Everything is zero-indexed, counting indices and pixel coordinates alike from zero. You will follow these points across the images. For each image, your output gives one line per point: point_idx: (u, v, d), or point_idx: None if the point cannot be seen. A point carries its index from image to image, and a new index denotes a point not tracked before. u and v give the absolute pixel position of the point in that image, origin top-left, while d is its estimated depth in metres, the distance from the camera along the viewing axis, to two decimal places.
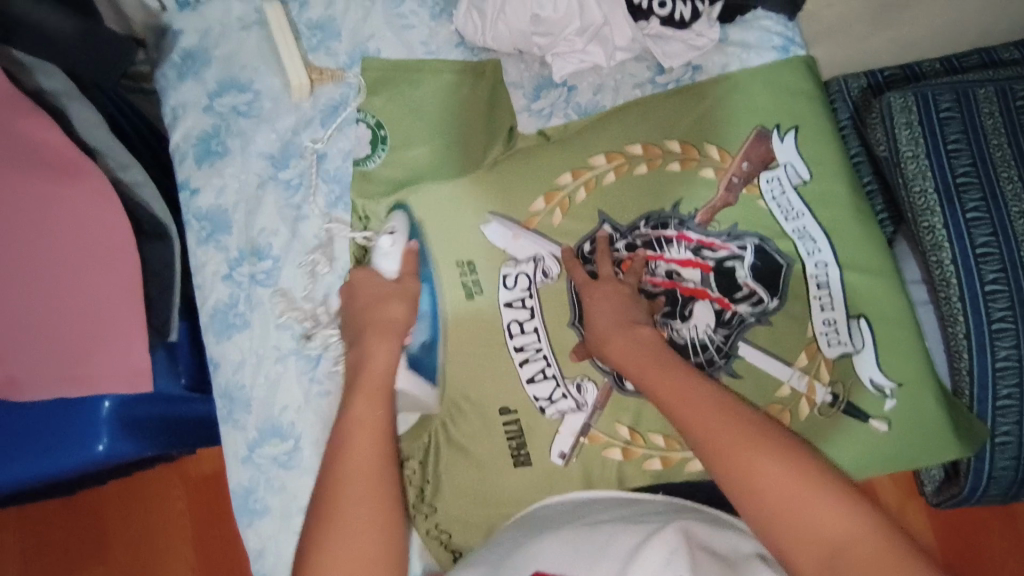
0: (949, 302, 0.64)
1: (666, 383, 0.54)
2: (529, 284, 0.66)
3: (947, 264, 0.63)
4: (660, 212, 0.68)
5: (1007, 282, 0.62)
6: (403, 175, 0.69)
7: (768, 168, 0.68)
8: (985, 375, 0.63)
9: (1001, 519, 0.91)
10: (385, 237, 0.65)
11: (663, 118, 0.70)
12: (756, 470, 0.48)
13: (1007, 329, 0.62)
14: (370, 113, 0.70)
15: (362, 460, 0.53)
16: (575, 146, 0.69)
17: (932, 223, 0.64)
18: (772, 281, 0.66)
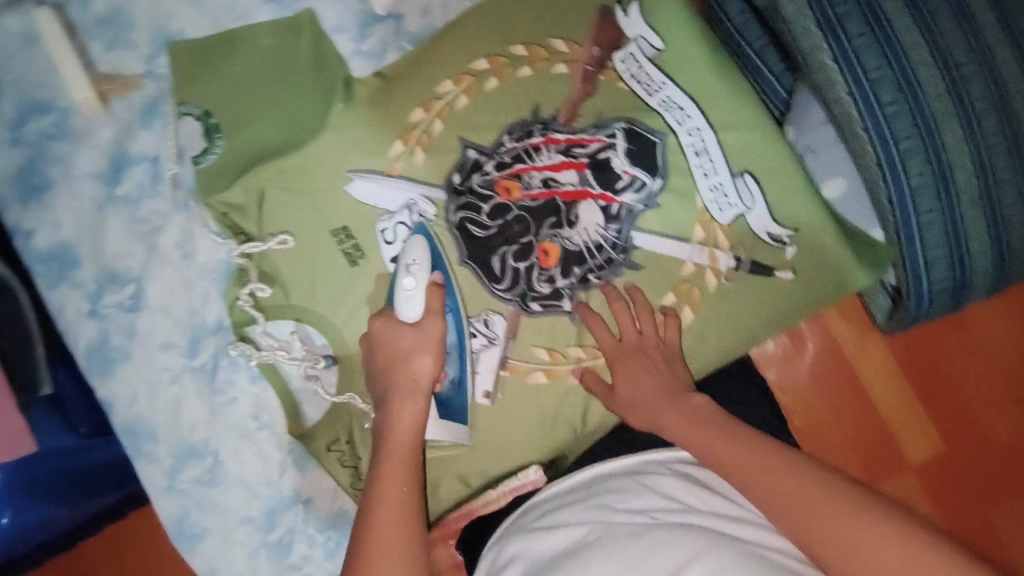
0: (856, 136, 0.63)
1: (696, 432, 0.58)
2: (409, 233, 0.63)
3: (845, 99, 0.63)
4: (523, 120, 0.65)
5: (906, 100, 0.62)
6: (247, 159, 0.63)
7: (619, 47, 0.65)
8: (905, 197, 0.62)
9: (955, 333, 0.96)
10: (407, 277, 0.60)
11: (501, 25, 0.66)
12: (791, 490, 0.52)
13: (913, 148, 0.62)
14: (195, 104, 0.64)
15: (396, 503, 0.55)
16: (418, 79, 0.65)
17: (822, 61, 0.63)
18: (650, 162, 0.63)
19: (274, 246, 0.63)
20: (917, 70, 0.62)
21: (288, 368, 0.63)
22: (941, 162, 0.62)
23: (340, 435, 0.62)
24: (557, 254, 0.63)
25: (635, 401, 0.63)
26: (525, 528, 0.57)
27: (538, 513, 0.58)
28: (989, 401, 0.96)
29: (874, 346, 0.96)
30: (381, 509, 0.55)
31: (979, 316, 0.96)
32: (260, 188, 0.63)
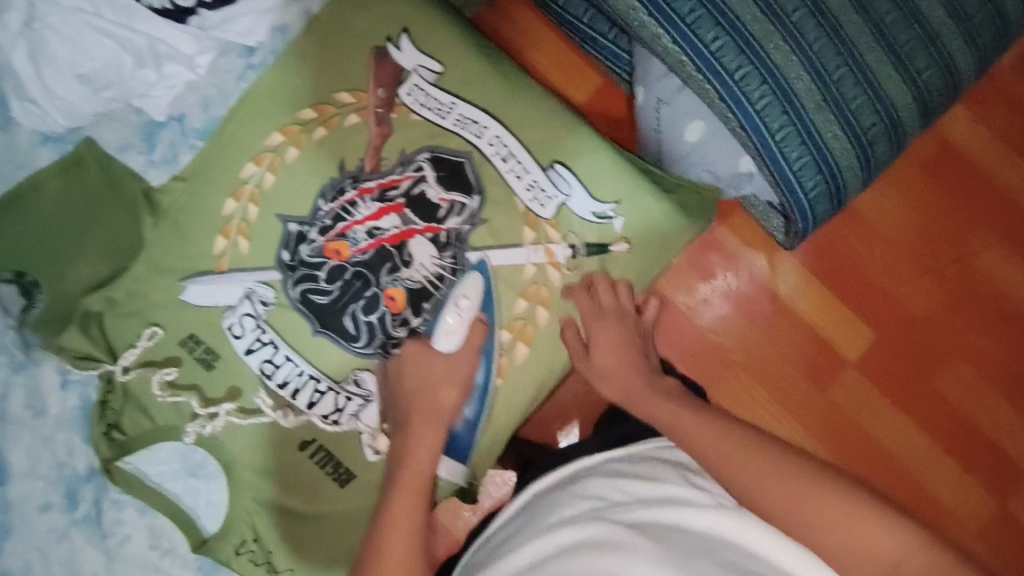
0: (693, 77, 0.77)
1: (708, 442, 0.56)
2: (255, 321, 0.63)
3: (673, 48, 0.75)
4: (332, 180, 0.65)
5: (728, 34, 0.75)
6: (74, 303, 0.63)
7: (401, 83, 0.66)
8: (754, 116, 0.76)
9: (855, 228, 0.97)
10: (450, 313, 0.63)
11: (283, 93, 0.65)
12: (775, 481, 0.52)
13: (748, 74, 0.75)
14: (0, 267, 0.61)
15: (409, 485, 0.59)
16: (217, 170, 0.64)
17: (644, 22, 0.76)
18: (463, 183, 0.65)
19: (144, 342, 0.63)
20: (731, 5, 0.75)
21: (172, 487, 0.63)
22: (777, 76, 0.76)
23: (245, 536, 0.62)
24: (402, 296, 0.64)
25: (612, 372, 0.66)
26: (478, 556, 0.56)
27: (487, 544, 0.57)
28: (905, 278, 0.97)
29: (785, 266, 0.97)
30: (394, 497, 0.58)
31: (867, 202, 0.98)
32: (93, 324, 0.62)
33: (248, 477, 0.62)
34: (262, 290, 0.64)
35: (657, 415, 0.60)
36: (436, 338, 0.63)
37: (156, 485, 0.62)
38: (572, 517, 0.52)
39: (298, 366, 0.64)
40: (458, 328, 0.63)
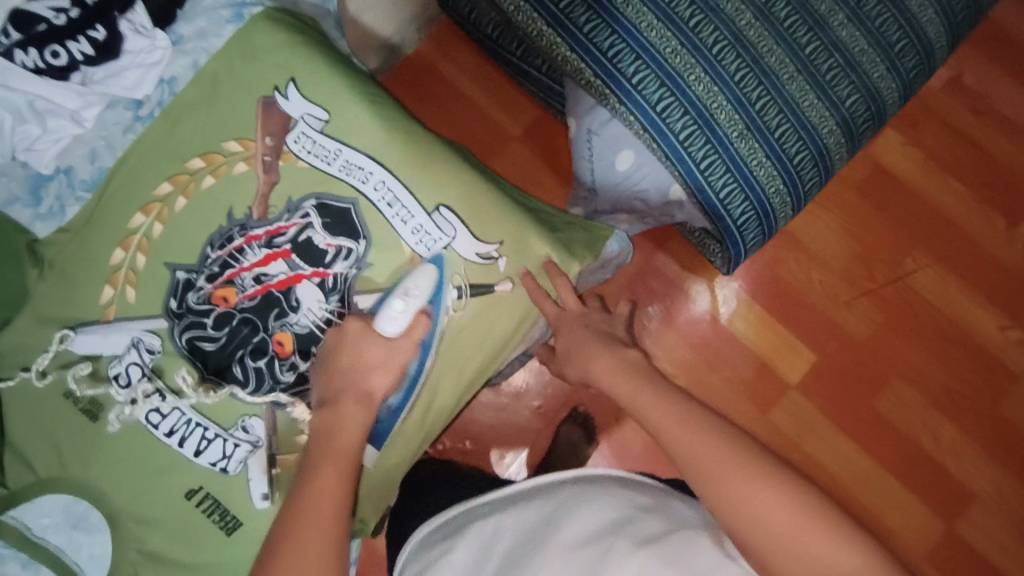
0: None
1: (689, 442, 0.55)
2: (141, 370, 0.64)
3: None
4: (220, 228, 0.66)
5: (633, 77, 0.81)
6: None
7: (289, 131, 0.67)
8: None
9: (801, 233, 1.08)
10: (398, 301, 0.62)
11: (170, 145, 0.67)
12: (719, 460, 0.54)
13: None
14: None
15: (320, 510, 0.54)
16: (108, 221, 0.66)
17: None
18: (349, 228, 0.66)
19: (58, 345, 0.64)
20: None
21: (54, 540, 0.62)
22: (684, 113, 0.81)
23: None
24: (290, 341, 0.65)
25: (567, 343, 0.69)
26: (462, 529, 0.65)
27: (472, 518, 0.65)
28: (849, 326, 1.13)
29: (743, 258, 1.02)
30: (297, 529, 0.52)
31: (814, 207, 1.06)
32: None
33: (132, 527, 0.63)
34: (149, 337, 0.65)
35: (651, 407, 0.60)
36: (378, 321, 0.62)
37: (38, 537, 0.62)
38: (569, 505, 0.62)
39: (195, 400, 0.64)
40: (406, 315, 0.62)
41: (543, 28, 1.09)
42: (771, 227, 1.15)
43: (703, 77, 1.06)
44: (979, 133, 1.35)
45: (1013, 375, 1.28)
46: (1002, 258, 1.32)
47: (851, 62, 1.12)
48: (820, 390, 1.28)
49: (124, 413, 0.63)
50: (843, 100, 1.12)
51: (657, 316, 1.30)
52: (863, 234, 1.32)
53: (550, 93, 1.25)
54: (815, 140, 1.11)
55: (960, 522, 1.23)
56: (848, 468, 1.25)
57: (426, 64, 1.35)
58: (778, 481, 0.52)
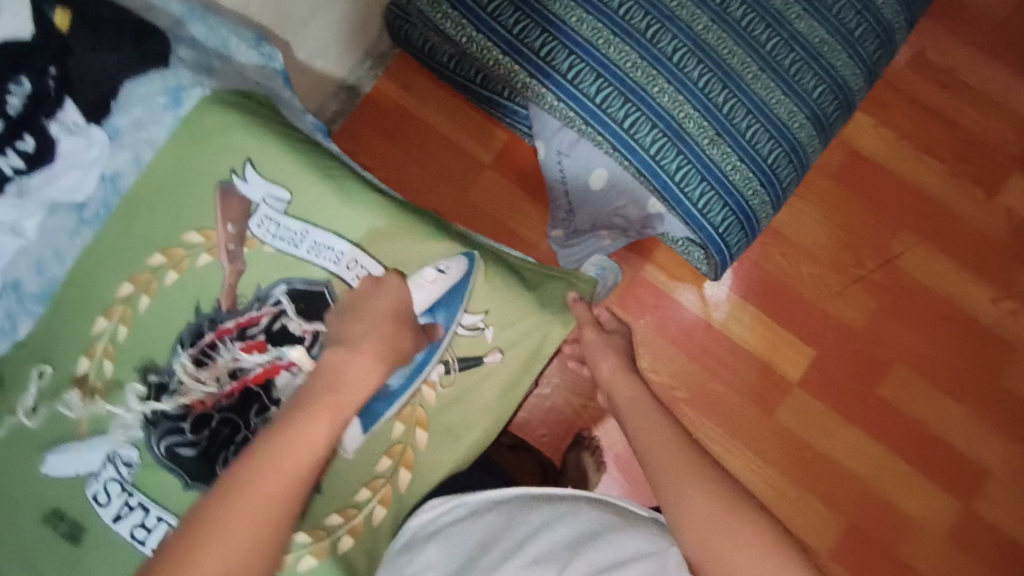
0: None
1: (671, 461, 0.59)
2: (120, 485, 0.61)
3: None
4: (190, 325, 0.63)
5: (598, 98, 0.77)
6: None
7: (250, 215, 0.65)
8: None
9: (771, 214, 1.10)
10: (432, 271, 0.64)
11: (127, 245, 0.64)
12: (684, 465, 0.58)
13: None
14: None
15: (300, 447, 0.50)
16: (72, 331, 0.63)
17: None
18: (324, 311, 0.63)
19: (33, 450, 0.61)
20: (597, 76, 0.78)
21: None
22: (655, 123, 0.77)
23: None
24: None
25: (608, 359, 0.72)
26: (427, 543, 0.60)
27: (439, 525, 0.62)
28: (824, 291, 1.29)
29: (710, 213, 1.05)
30: (270, 464, 0.49)
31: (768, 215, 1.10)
32: None
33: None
34: (126, 449, 0.61)
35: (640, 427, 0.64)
36: (414, 287, 0.63)
37: None
38: (531, 524, 0.58)
39: (173, 401, 0.61)
40: (427, 292, 0.63)
41: (499, 56, 1.07)
42: (754, 229, 1.10)
43: (667, 88, 1.04)
44: (948, 106, 1.35)
45: (1010, 346, 1.27)
46: (985, 229, 1.31)
47: (813, 54, 1.10)
48: (823, 383, 1.26)
49: (109, 525, 0.60)
50: (810, 92, 1.09)
51: (650, 328, 1.28)
52: (846, 221, 1.31)
53: (516, 119, 1.22)
54: (787, 137, 1.08)
55: (977, 501, 1.22)
56: (860, 460, 1.23)
57: (389, 101, 1.32)
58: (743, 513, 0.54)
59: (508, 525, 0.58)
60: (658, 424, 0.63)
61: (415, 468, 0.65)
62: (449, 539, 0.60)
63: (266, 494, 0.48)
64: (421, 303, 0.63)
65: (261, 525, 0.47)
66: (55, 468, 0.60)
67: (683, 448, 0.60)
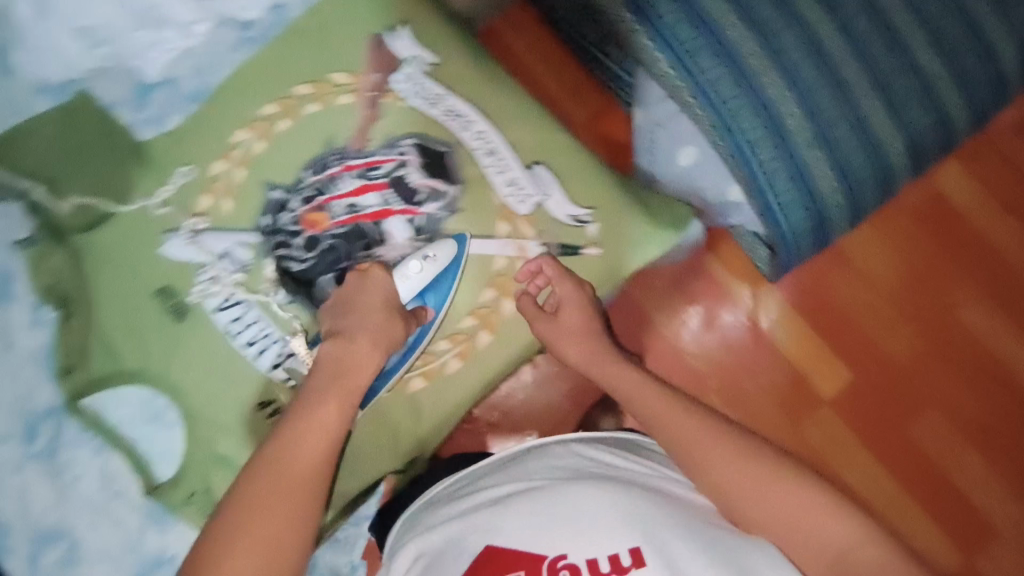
0: None
1: (705, 435, 0.62)
2: (229, 280, 0.66)
3: None
4: (319, 155, 0.67)
5: None
6: (84, 223, 0.66)
7: (397, 69, 0.68)
8: None
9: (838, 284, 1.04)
10: (416, 262, 0.64)
11: (281, 70, 0.68)
12: (731, 454, 0.61)
13: None
14: (13, 194, 0.65)
15: (314, 434, 0.56)
16: (214, 134, 0.67)
17: None
18: (444, 171, 0.67)
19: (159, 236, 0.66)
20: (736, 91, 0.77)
21: (130, 432, 0.64)
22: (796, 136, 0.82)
23: (195, 487, 0.63)
24: (374, 272, 0.66)
25: None
26: (449, 493, 0.66)
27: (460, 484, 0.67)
28: (879, 319, 1.18)
29: None
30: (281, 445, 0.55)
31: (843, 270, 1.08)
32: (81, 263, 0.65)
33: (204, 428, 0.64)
34: (243, 250, 0.66)
35: (658, 411, 0.64)
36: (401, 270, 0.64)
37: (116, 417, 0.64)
38: (529, 472, 0.64)
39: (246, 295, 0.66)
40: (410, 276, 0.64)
41: None
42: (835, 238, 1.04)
43: (805, 57, 0.92)
44: None
45: None
46: None
47: (984, 51, 0.95)
48: None
49: (214, 314, 0.65)
50: (947, 94, 0.95)
51: None
52: (912, 256, 1.19)
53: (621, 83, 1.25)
54: (918, 142, 0.96)
55: None
56: None
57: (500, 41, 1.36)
58: (791, 486, 0.59)
59: (517, 470, 0.64)
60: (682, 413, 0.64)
61: (496, 334, 0.67)
62: (484, 478, 0.65)
63: (300, 482, 0.54)
64: (406, 292, 0.64)
65: (290, 510, 0.54)
66: (174, 245, 0.66)
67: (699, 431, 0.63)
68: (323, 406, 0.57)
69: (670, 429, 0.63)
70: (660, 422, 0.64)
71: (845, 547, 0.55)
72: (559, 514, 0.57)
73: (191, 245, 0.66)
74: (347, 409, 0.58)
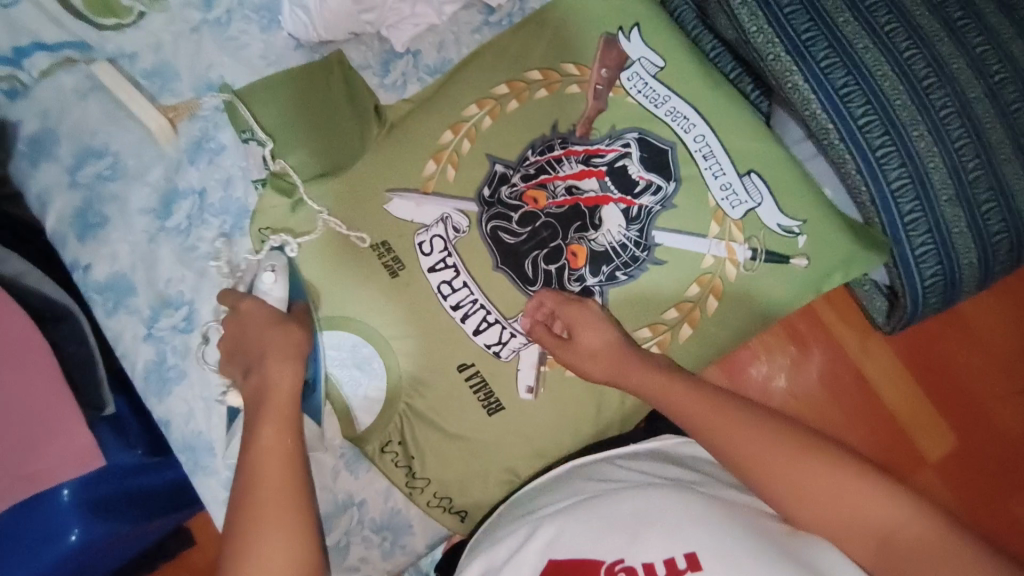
0: (834, 146, 0.70)
1: (745, 440, 0.58)
2: (444, 243, 0.67)
3: (819, 114, 0.69)
4: (543, 137, 0.70)
5: (876, 112, 0.68)
6: (319, 167, 0.68)
7: (625, 68, 0.72)
8: (891, 210, 0.69)
9: (955, 329, 0.94)
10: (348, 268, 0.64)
11: (517, 55, 0.72)
12: (798, 472, 0.56)
13: (890, 154, 0.68)
14: (257, 130, 0.68)
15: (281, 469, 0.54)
16: (449, 104, 0.71)
17: (795, 82, 0.70)
18: (664, 167, 0.69)
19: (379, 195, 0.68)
20: (883, 83, 0.68)
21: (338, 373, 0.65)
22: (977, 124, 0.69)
23: (391, 437, 0.65)
24: (584, 255, 0.67)
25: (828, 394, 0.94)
26: (519, 507, 0.62)
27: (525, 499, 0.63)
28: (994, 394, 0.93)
29: (880, 350, 0.94)
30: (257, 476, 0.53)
31: (977, 314, 0.94)
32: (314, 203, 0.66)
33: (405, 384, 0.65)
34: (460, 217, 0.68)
35: (702, 420, 0.60)
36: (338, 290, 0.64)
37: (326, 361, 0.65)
38: (585, 485, 0.60)
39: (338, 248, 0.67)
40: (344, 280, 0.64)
41: None
42: None
43: None
44: None
45: None
46: None
47: None
48: None
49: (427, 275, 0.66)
50: None
51: None
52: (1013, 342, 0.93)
53: None
54: None
55: None
56: None
57: None
58: (843, 474, 0.55)
59: (578, 483, 0.60)
60: (738, 425, 0.59)
61: (696, 329, 0.68)
62: (542, 495, 0.61)
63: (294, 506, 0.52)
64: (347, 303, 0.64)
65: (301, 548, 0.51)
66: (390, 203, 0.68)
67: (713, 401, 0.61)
68: (265, 430, 0.54)
69: (728, 443, 0.58)
70: (711, 431, 0.60)
71: (902, 539, 0.51)
72: (618, 523, 0.52)
73: (409, 207, 0.68)
74: (289, 430, 0.55)
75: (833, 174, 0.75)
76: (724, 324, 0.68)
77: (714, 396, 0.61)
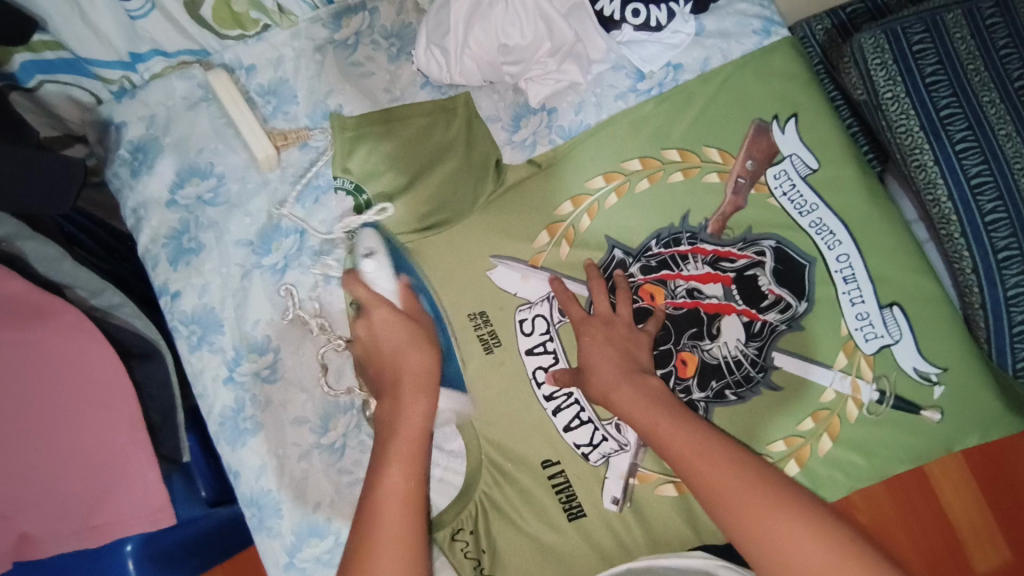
0: (952, 239, 0.61)
1: (721, 479, 0.51)
2: (547, 326, 0.62)
3: (945, 201, 0.60)
4: (670, 227, 0.64)
5: (1007, 209, 0.59)
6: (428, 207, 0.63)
7: (773, 163, 0.65)
8: (999, 306, 0.60)
9: None
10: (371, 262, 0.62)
11: (657, 129, 0.66)
12: (766, 518, 0.49)
13: (1014, 257, 0.58)
14: (347, 177, 0.63)
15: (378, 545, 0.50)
16: (575, 172, 0.65)
17: (922, 160, 0.61)
18: (798, 284, 0.63)
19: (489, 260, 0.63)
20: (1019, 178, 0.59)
21: None
22: None
23: (464, 525, 0.61)
24: (694, 365, 0.62)
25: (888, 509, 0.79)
26: None
27: None
28: None
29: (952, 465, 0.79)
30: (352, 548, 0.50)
31: None
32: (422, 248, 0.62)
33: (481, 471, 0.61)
34: None
35: (682, 456, 0.52)
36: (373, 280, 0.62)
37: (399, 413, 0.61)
38: None
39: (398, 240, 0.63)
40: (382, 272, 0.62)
41: None
42: None
43: None
44: None
45: None
46: None
47: None
48: None
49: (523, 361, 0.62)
50: None
51: None
52: None
53: None
54: None
55: None
56: None
57: None
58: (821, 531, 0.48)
59: None
60: (715, 465, 0.51)
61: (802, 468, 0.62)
62: None
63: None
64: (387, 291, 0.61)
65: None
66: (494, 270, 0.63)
67: (779, 514, 0.49)
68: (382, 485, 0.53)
69: (704, 485, 0.51)
70: (688, 466, 0.52)
71: None
72: None
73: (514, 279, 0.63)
74: (412, 488, 0.53)
75: (947, 268, 0.66)
76: (837, 468, 0.62)
77: (704, 430, 0.54)
